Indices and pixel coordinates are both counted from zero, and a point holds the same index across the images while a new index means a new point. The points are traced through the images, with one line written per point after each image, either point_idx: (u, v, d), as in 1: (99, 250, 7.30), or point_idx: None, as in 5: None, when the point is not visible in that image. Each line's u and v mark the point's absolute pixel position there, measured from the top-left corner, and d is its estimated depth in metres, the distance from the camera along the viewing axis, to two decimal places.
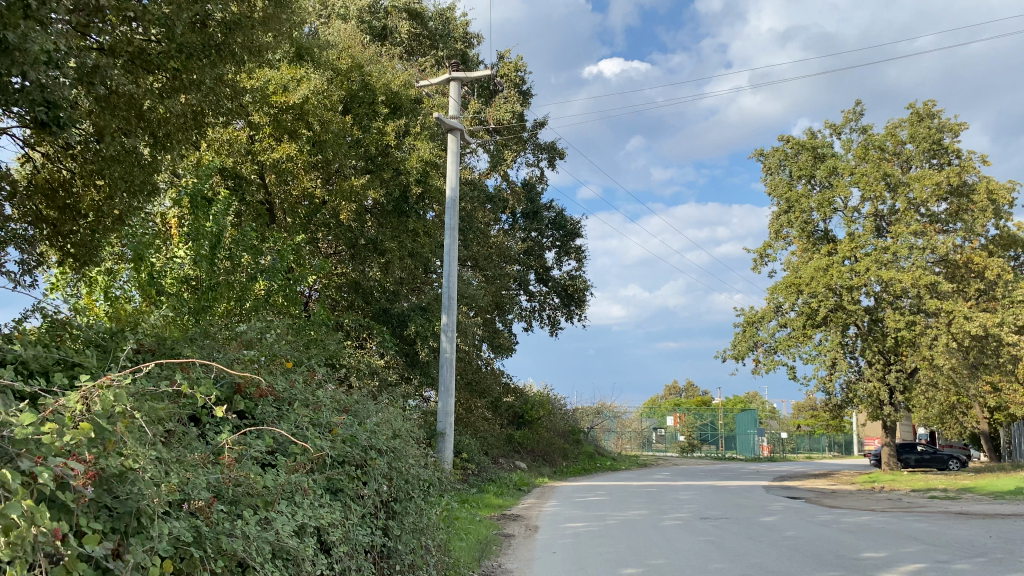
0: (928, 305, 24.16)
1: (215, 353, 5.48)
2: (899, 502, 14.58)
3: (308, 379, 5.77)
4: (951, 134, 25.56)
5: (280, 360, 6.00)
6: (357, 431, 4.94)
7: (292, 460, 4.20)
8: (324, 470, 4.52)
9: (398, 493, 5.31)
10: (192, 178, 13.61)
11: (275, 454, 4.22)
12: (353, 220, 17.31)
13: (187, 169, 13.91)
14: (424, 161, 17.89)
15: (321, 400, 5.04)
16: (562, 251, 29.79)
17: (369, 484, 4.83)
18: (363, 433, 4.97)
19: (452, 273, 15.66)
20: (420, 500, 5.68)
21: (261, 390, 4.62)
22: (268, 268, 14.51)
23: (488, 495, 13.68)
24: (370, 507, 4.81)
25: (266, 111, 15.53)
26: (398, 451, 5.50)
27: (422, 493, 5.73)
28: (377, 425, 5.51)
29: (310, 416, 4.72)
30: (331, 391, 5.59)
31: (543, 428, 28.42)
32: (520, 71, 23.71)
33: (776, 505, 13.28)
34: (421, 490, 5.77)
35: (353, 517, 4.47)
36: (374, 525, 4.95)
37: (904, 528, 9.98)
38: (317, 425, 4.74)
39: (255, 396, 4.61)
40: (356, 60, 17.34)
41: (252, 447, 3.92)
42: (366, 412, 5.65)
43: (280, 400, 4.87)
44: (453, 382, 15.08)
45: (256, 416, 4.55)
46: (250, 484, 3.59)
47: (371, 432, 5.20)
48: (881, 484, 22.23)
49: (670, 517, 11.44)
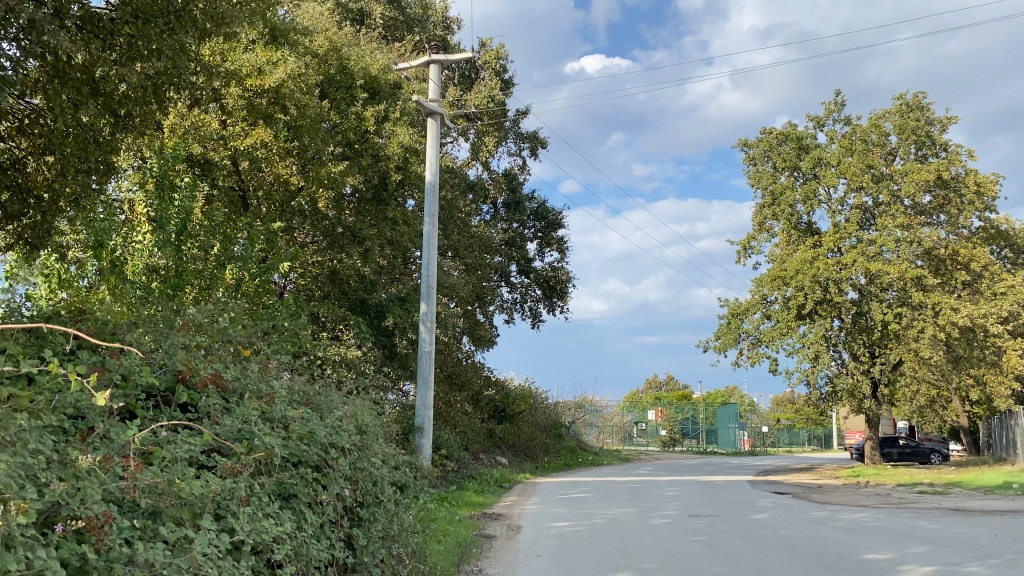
0: (914, 298, 23.90)
1: (163, 336, 4.98)
2: (889, 497, 14.24)
3: (266, 369, 5.27)
4: (937, 125, 25.29)
5: (237, 349, 5.51)
6: (315, 427, 4.45)
7: (234, 462, 3.70)
8: (275, 472, 4.02)
9: (363, 497, 4.81)
10: (158, 161, 12.95)
11: (214, 455, 3.73)
12: (331, 208, 16.66)
13: (152, 152, 13.24)
14: (404, 147, 17.18)
15: (276, 391, 4.55)
16: (544, 242, 29.30)
17: (329, 488, 4.31)
18: (322, 429, 4.46)
19: (431, 262, 15.10)
20: (389, 504, 5.16)
21: (204, 379, 4.22)
22: (240, 256, 13.89)
23: (468, 493, 13.16)
24: (330, 514, 4.29)
25: (239, 94, 14.84)
26: (364, 449, 4.98)
27: (392, 497, 5.21)
28: (341, 419, 5.01)
29: (261, 409, 4.22)
30: (291, 384, 5.10)
31: (525, 422, 27.95)
32: (502, 58, 23.14)
33: (766, 502, 12.87)
34: (391, 493, 5.25)
35: (307, 527, 3.95)
36: (336, 534, 4.43)
37: (902, 526, 9.59)
38: (270, 420, 4.24)
39: (199, 385, 4.20)
40: (333, 43, 16.52)
41: (180, 448, 3.42)
42: (329, 406, 5.15)
43: (229, 392, 4.41)
44: (432, 375, 14.53)
45: (200, 408, 4.07)
46: (172, 491, 3.09)
47: (333, 428, 4.70)
48: (866, 478, 21.98)
49: (657, 514, 11.00)
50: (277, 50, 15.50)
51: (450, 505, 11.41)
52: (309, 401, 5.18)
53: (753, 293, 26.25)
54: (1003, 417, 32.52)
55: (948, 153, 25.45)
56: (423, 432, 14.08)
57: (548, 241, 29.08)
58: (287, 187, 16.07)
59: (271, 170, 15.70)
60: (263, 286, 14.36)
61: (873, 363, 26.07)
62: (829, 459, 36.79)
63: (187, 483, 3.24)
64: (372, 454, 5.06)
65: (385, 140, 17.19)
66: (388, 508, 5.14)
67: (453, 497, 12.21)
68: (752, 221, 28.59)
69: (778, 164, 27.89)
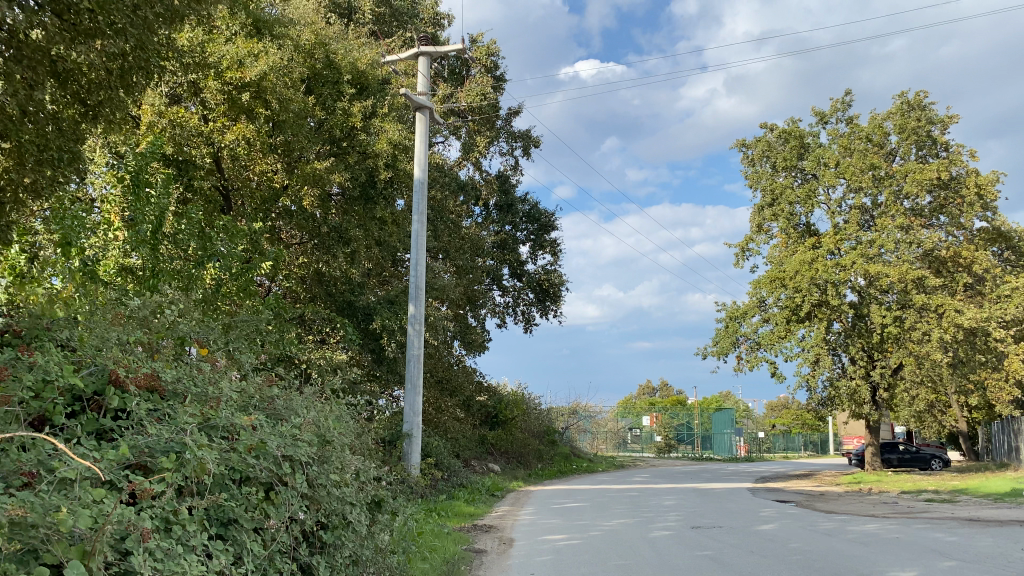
0: (914, 301, 23.44)
1: (102, 326, 4.53)
2: (897, 506, 13.70)
3: (217, 368, 4.85)
4: (938, 125, 24.85)
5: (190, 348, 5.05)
6: (266, 438, 4.04)
7: (159, 482, 3.28)
8: (212, 494, 3.60)
9: (319, 519, 4.40)
10: (134, 156, 12.36)
11: (137, 472, 3.31)
12: (316, 207, 16.09)
13: (128, 148, 12.65)
14: (393, 144, 16.59)
15: (223, 395, 4.15)
16: (537, 245, 28.76)
17: (277, 513, 3.89)
18: (275, 440, 4.06)
19: (419, 262, 14.54)
20: (351, 526, 4.75)
21: (138, 381, 3.74)
22: (223, 254, 13.33)
23: (460, 503, 12.60)
24: (278, 543, 3.86)
25: (217, 87, 14.30)
26: (322, 465, 4.58)
27: (354, 518, 4.80)
28: (298, 428, 4.61)
29: (201, 417, 3.82)
30: (244, 388, 4.71)
31: (518, 428, 27.36)
32: (495, 55, 22.61)
33: (770, 511, 12.31)
34: (355, 514, 4.82)
35: (246, 559, 3.54)
36: (286, 563, 4.00)
37: (920, 539, 9.06)
38: (212, 429, 3.83)
39: (132, 386, 3.72)
40: (320, 36, 15.95)
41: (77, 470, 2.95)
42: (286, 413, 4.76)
43: (169, 395, 4.00)
44: (420, 380, 13.97)
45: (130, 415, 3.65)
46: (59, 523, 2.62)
47: (287, 439, 4.31)
48: (868, 485, 21.45)
49: (659, 526, 10.41)
50: (258, 41, 14.94)
51: (438, 516, 10.84)
52: (265, 409, 4.79)
53: (751, 295, 25.76)
54: (1002, 422, 32.08)
55: (949, 153, 25.02)
56: (411, 439, 13.53)
57: (541, 244, 28.57)
58: (270, 185, 15.53)
59: (254, 167, 15.14)
60: (244, 286, 13.81)
61: (872, 368, 25.59)
62: (827, 464, 36.28)
63: (87, 509, 2.77)
64: (331, 469, 4.66)
65: (374, 136, 16.57)
66: (349, 529, 4.74)
67: (441, 508, 11.64)
68: (749, 222, 28.14)
69: (777, 164, 27.45)
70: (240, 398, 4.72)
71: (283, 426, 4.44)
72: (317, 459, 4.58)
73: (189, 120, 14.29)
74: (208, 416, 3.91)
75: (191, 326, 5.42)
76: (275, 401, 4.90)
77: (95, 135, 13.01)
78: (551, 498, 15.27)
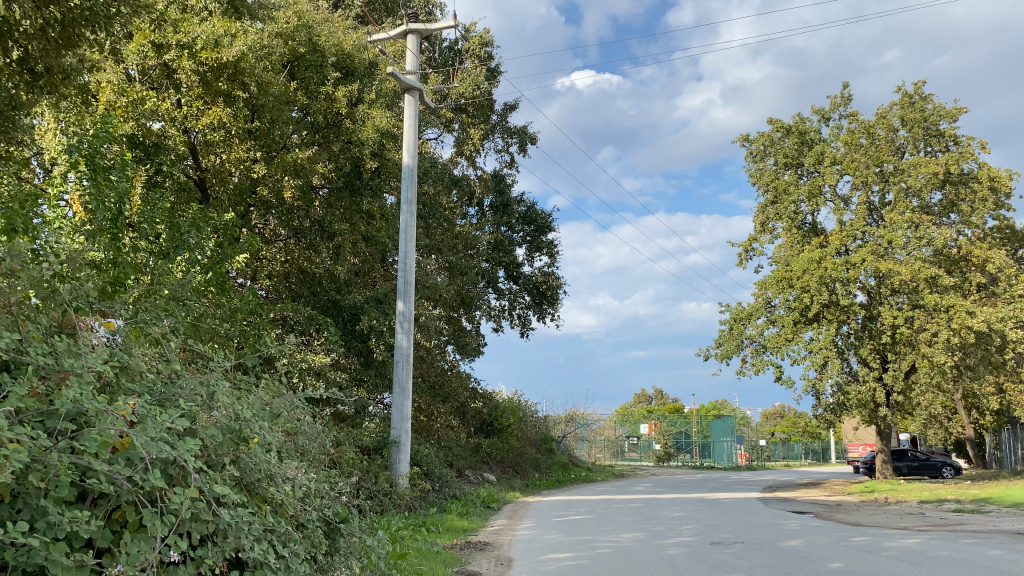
0: (926, 301, 22.42)
1: None
2: (930, 519, 12.54)
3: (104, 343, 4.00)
4: (947, 119, 23.89)
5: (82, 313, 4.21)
6: (135, 432, 3.16)
7: None
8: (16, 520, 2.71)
9: (213, 542, 3.48)
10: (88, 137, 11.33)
11: None
12: (298, 198, 14.96)
13: (81, 130, 11.64)
14: (380, 131, 15.30)
15: (84, 371, 3.30)
16: (533, 246, 27.73)
17: (133, 544, 2.96)
18: (145, 433, 3.17)
19: (409, 255, 13.47)
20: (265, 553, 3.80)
21: None
22: (190, 246, 12.28)
23: (451, 517, 11.45)
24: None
25: (192, 68, 13.26)
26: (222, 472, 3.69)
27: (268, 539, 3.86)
28: (193, 422, 3.73)
29: (36, 406, 2.98)
30: (134, 367, 3.86)
31: (514, 437, 26.24)
32: (489, 45, 21.61)
33: (792, 524, 11.20)
34: (267, 536, 3.89)
35: None
36: None
37: (977, 557, 7.88)
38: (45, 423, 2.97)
39: None
40: (303, 18, 14.82)
41: None
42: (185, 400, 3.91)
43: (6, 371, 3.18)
44: (409, 382, 12.89)
45: None
46: None
47: (173, 435, 3.43)
48: (883, 494, 20.35)
49: (672, 541, 9.32)
50: (237, 21, 13.99)
51: (426, 532, 9.74)
52: (161, 397, 3.88)
53: (756, 296, 24.80)
54: (1015, 429, 31.06)
55: (960, 147, 23.99)
56: (399, 446, 12.49)
57: (537, 245, 27.57)
58: (248, 175, 14.48)
59: (229, 156, 14.19)
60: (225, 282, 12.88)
61: (884, 372, 24.53)
62: (834, 473, 35.16)
63: None
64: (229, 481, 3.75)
65: (360, 125, 15.31)
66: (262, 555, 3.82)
67: (427, 522, 10.53)
68: (754, 221, 27.17)
69: (780, 161, 26.49)
70: (132, 385, 3.84)
71: (169, 418, 3.55)
72: (209, 472, 3.66)
73: (159, 101, 13.41)
74: (45, 403, 3.03)
75: (93, 296, 4.48)
76: (178, 384, 3.99)
77: (49, 94, 12.00)
78: (550, 510, 14.12)
